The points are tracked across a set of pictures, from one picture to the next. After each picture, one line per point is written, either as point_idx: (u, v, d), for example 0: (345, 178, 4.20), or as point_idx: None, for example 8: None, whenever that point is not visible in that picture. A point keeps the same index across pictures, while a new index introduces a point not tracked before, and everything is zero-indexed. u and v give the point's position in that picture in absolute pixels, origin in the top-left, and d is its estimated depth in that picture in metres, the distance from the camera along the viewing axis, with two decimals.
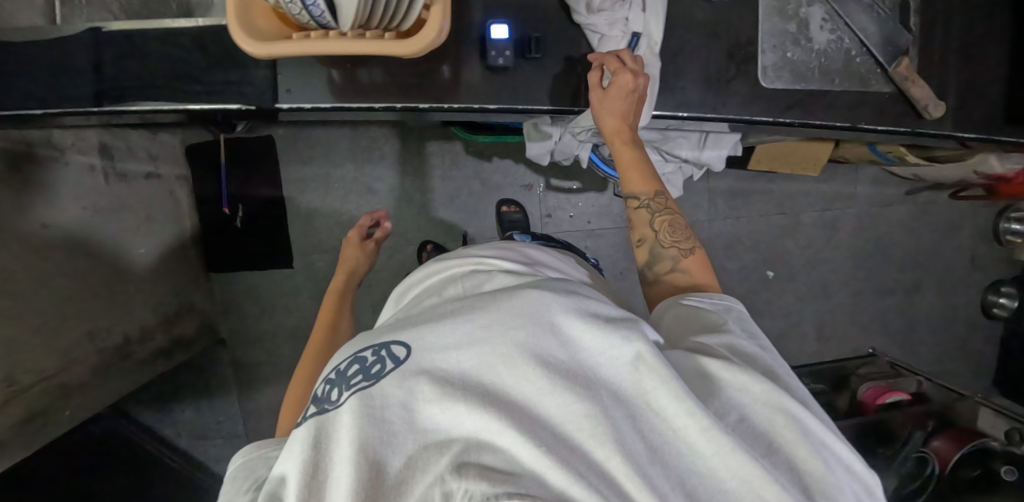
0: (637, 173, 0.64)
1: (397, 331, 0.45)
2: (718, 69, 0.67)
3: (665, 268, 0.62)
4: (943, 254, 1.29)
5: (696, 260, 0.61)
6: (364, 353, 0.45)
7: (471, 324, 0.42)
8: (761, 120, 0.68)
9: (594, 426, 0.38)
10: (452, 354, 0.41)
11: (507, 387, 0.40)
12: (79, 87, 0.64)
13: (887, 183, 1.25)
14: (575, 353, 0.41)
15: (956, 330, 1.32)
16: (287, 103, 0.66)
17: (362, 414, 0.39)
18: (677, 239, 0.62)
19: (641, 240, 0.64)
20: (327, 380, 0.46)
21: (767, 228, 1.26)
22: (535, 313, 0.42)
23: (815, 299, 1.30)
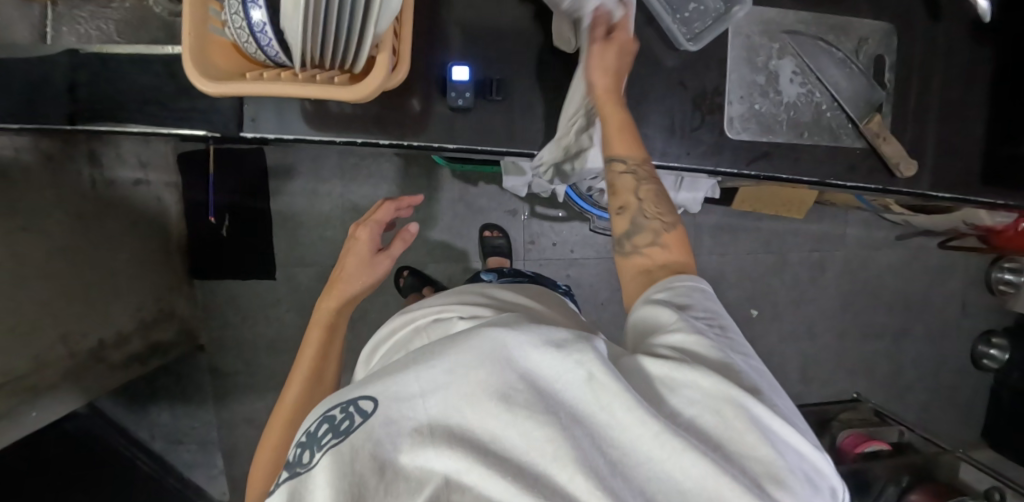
0: (620, 133, 0.58)
1: (363, 385, 0.40)
2: (683, 118, 0.66)
3: (644, 240, 0.54)
4: (934, 300, 1.26)
5: (678, 236, 0.53)
6: (332, 412, 0.41)
7: (433, 369, 0.38)
8: (724, 172, 0.67)
9: (557, 447, 0.34)
10: (417, 402, 0.37)
11: (474, 426, 0.36)
12: (49, 105, 0.64)
13: (877, 227, 1.23)
14: (535, 378, 0.38)
15: (944, 379, 1.29)
16: (251, 133, 0.65)
17: (332, 474, 0.34)
18: (662, 211, 0.55)
19: (621, 209, 0.55)
20: (299, 444, 0.42)
21: (752, 266, 1.24)
22: (490, 346, 0.38)
23: (799, 340, 1.27)
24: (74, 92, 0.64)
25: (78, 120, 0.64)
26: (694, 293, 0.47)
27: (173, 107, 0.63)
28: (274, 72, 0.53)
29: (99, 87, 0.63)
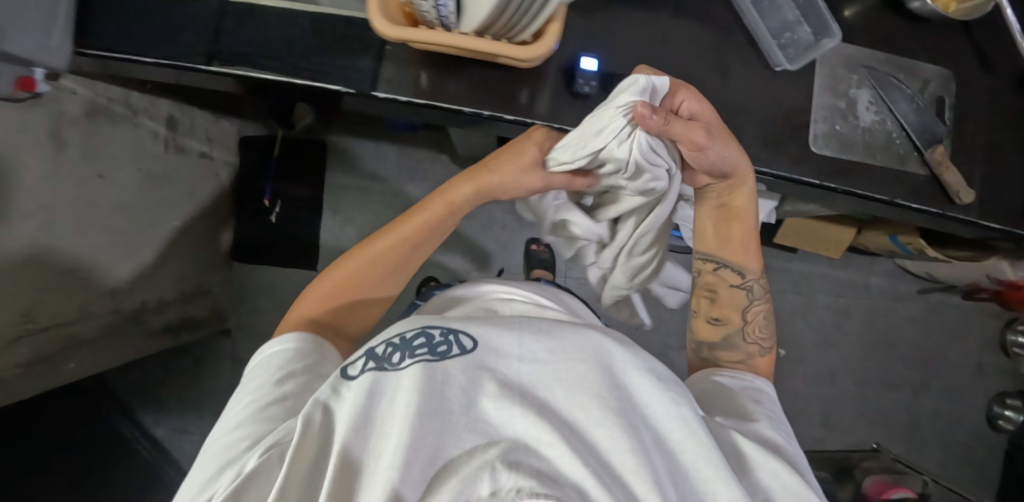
0: (732, 244, 0.70)
1: (469, 324, 0.48)
2: (776, 129, 0.72)
3: (735, 358, 0.67)
4: (951, 357, 1.31)
5: (767, 360, 0.68)
6: (432, 330, 0.48)
7: (540, 347, 0.46)
8: (811, 181, 0.71)
9: (636, 462, 0.39)
10: (518, 366, 0.45)
11: (566, 405, 0.42)
12: (193, 45, 0.67)
13: (900, 279, 1.30)
14: (630, 396, 0.45)
15: (961, 437, 1.31)
16: (384, 93, 0.67)
17: (428, 383, 0.41)
18: (760, 336, 0.68)
19: (723, 319, 0.69)
20: (389, 341, 0.47)
21: (782, 305, 1.29)
22: (598, 351, 0.46)
23: (823, 384, 1.30)
24: (217, 36, 0.68)
25: (215, 62, 0.67)
26: (755, 389, 0.61)
27: (309, 59, 0.67)
28: (432, 24, 0.57)
29: (243, 35, 0.67)
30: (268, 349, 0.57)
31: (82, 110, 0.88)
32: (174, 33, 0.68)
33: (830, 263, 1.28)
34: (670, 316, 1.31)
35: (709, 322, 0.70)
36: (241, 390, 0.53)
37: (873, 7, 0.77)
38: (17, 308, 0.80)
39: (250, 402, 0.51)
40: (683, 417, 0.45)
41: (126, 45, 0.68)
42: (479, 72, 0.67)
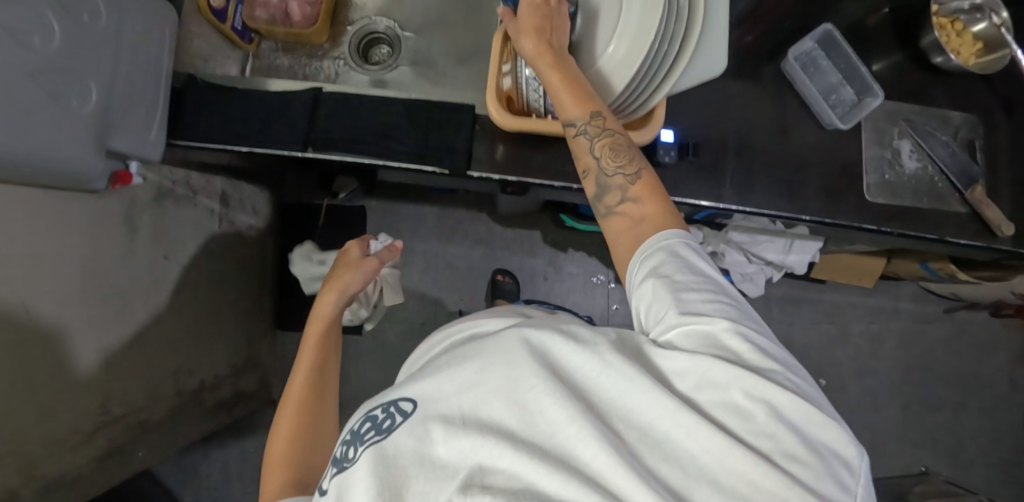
0: (573, 92, 0.54)
1: (404, 386, 0.46)
2: (832, 182, 0.78)
3: (615, 199, 0.52)
4: (983, 372, 1.35)
5: (648, 180, 0.52)
6: (375, 411, 0.46)
7: (462, 370, 0.43)
8: (870, 227, 0.77)
9: (578, 428, 0.38)
10: (449, 397, 0.42)
11: (499, 415, 0.40)
12: (291, 134, 0.71)
13: (925, 300, 1.36)
14: (552, 365, 0.42)
15: (1004, 453, 1.33)
16: (478, 172, 0.72)
17: (376, 463, 0.41)
18: (622, 165, 0.53)
19: (585, 172, 0.55)
20: (344, 440, 0.47)
21: (818, 337, 1.33)
22: (508, 346, 0.42)
23: (866, 411, 1.33)
24: (312, 124, 0.72)
25: (311, 147, 0.71)
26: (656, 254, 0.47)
27: (405, 143, 0.71)
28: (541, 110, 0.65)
29: (338, 121, 0.72)
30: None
31: (150, 195, 0.90)
32: (271, 124, 0.72)
33: (860, 291, 1.34)
34: None
35: (581, 183, 0.56)
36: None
37: (900, 64, 0.84)
38: (95, 398, 0.80)
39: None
40: (612, 367, 0.41)
41: (224, 137, 0.72)
42: (567, 148, 0.73)
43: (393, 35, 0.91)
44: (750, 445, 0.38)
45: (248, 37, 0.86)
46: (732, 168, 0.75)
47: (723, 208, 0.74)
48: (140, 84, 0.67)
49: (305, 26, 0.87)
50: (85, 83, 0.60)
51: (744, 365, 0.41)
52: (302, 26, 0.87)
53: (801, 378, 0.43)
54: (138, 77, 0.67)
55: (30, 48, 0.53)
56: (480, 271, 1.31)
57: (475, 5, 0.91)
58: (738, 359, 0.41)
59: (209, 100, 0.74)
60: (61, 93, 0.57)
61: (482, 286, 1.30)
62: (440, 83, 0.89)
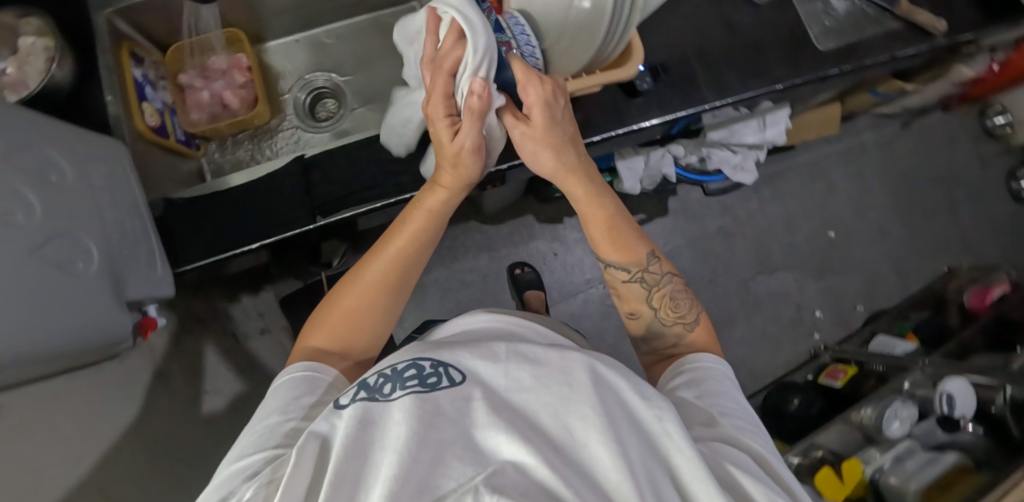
0: (609, 236, 0.64)
1: (460, 353, 0.45)
2: (787, 48, 0.82)
3: (668, 343, 0.63)
4: (958, 164, 1.44)
5: (704, 328, 0.63)
6: (422, 361, 0.46)
7: (523, 371, 0.43)
8: (833, 72, 0.83)
9: (621, 481, 0.37)
10: (504, 395, 0.42)
11: (553, 428, 0.40)
12: (297, 211, 0.69)
13: (883, 125, 1.43)
14: (617, 410, 0.42)
15: (1006, 223, 1.42)
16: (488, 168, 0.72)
17: (416, 417, 0.39)
18: (680, 315, 0.63)
19: (635, 313, 0.65)
20: (379, 372, 0.46)
21: (811, 198, 1.40)
22: (581, 377, 0.43)
23: (877, 242, 1.41)
24: (311, 193, 0.71)
25: (320, 214, 0.69)
26: (712, 382, 0.55)
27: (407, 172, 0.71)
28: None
29: (334, 180, 0.71)
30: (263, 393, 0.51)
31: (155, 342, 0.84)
32: (270, 210, 0.70)
33: (827, 143, 1.41)
34: (732, 255, 1.38)
35: (631, 320, 0.66)
36: (250, 426, 0.49)
37: None
38: None
39: (263, 432, 0.47)
40: (665, 435, 0.43)
41: (230, 242, 0.69)
42: None
43: (333, 85, 0.91)
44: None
45: (194, 143, 0.85)
46: (700, 72, 0.79)
47: (710, 106, 0.77)
48: (127, 225, 0.64)
49: (247, 111, 0.85)
50: (82, 243, 0.57)
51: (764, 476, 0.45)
52: (244, 112, 0.85)
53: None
54: (123, 219, 0.64)
55: (20, 228, 0.50)
56: (494, 274, 1.31)
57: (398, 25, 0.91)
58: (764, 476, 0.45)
59: (197, 214, 0.71)
60: (64, 262, 0.54)
61: (503, 287, 1.31)
62: None
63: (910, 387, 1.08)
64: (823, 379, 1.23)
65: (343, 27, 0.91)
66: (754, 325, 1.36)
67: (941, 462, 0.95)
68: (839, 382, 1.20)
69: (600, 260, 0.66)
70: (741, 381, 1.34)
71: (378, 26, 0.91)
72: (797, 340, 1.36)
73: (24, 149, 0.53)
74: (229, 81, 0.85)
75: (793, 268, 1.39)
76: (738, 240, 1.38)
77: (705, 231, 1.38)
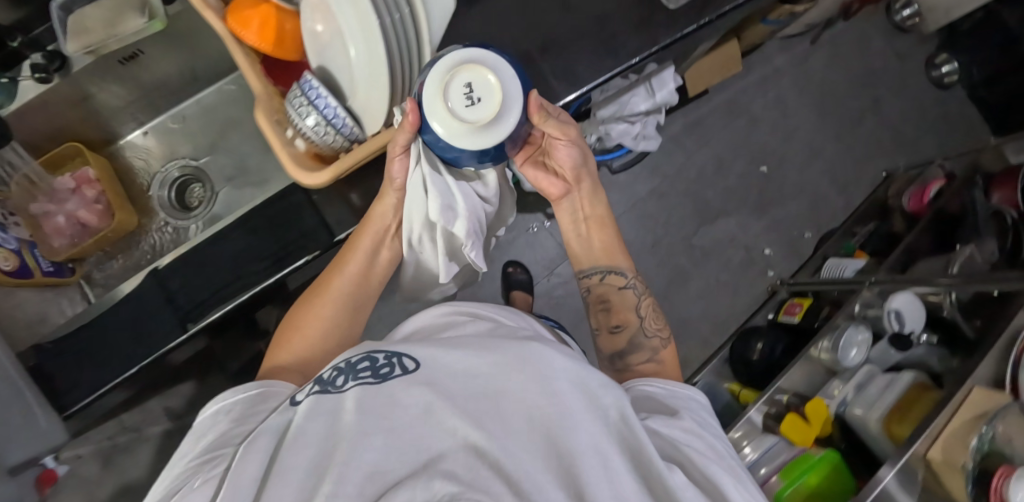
0: (592, 254, 0.71)
1: (412, 347, 0.48)
2: (637, 15, 0.77)
3: (642, 358, 0.66)
4: (875, 64, 1.39)
5: (671, 353, 0.67)
6: (375, 355, 0.48)
7: (478, 361, 0.46)
8: (690, 30, 0.78)
9: (567, 464, 0.39)
10: (455, 382, 0.44)
11: (501, 415, 0.42)
12: (165, 325, 0.66)
13: (792, 44, 1.38)
14: (572, 391, 0.45)
15: (934, 110, 1.39)
16: (344, 232, 0.68)
17: (360, 405, 0.41)
18: (657, 329, 0.68)
19: (623, 325, 0.69)
20: (333, 367, 0.48)
21: (735, 137, 1.37)
22: (531, 364, 0.46)
23: (812, 164, 1.38)
24: (176, 301, 0.67)
25: (190, 321, 0.66)
26: (682, 397, 0.57)
27: (265, 257, 0.67)
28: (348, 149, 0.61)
29: (196, 283, 0.67)
30: (203, 412, 0.50)
31: None
32: (140, 328, 0.67)
33: (739, 77, 1.36)
34: (670, 214, 1.35)
35: (613, 333, 0.69)
36: (193, 437, 0.48)
37: None
38: None
39: (207, 442, 0.47)
40: (613, 415, 0.46)
41: (109, 371, 0.66)
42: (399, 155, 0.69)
43: (192, 169, 0.87)
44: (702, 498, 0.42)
45: (67, 268, 0.81)
46: (550, 68, 0.75)
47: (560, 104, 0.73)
48: None
49: (109, 222, 0.81)
50: None
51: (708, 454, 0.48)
52: (105, 225, 0.81)
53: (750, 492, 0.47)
54: None
55: None
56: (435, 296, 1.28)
57: (243, 91, 0.87)
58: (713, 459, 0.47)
59: (69, 358, 0.68)
60: None
61: None
62: (265, 179, 0.86)
63: (862, 309, 1.06)
64: (783, 317, 1.21)
65: (187, 107, 0.87)
66: (707, 277, 1.34)
67: (899, 383, 0.94)
68: (797, 316, 1.18)
69: (590, 270, 0.71)
70: (706, 335, 1.32)
71: (224, 97, 0.87)
72: (754, 282, 1.34)
73: None
74: (81, 198, 0.81)
75: (733, 211, 1.36)
76: (672, 198, 1.35)
77: (637, 197, 1.34)
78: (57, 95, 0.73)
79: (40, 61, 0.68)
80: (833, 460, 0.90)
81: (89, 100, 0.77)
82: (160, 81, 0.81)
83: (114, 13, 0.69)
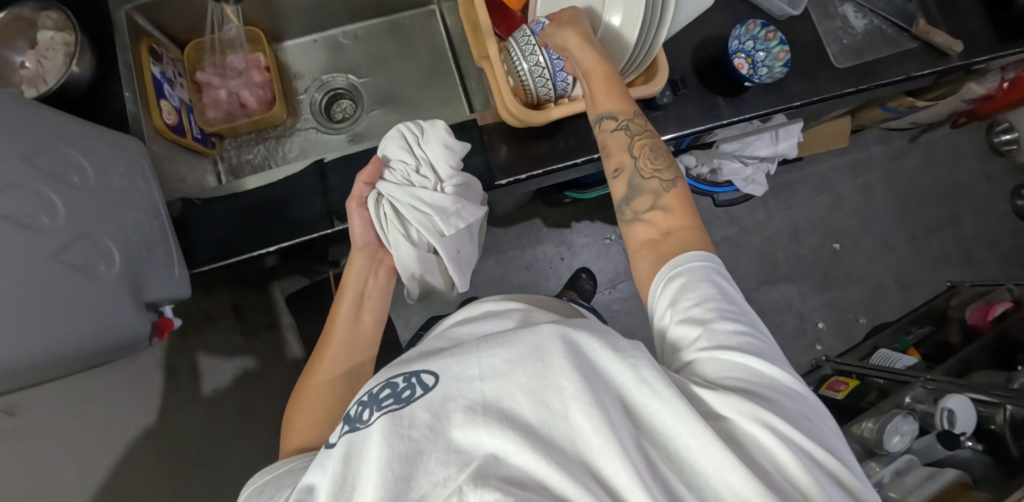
0: (604, 88, 0.62)
1: (428, 360, 0.44)
2: (803, 64, 0.83)
3: (646, 203, 0.59)
4: (963, 179, 1.45)
5: (676, 195, 0.58)
6: (396, 379, 0.45)
7: (493, 357, 0.42)
8: (848, 91, 0.83)
9: (603, 441, 0.37)
10: (475, 384, 0.41)
11: (524, 410, 0.39)
12: (315, 216, 0.72)
13: (891, 138, 1.44)
14: (593, 370, 0.41)
15: (1008, 238, 1.43)
16: (505, 179, 0.76)
17: (389, 433, 0.39)
18: (656, 169, 0.59)
19: (620, 168, 0.61)
20: (360, 401, 0.46)
21: (816, 209, 1.41)
22: (546, 346, 0.41)
23: (882, 256, 1.42)
24: (328, 198, 0.73)
25: (337, 218, 0.72)
26: (737, 302, 0.50)
27: None
28: (552, 98, 0.70)
29: (352, 185, 0.74)
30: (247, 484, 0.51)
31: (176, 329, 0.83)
32: (291, 212, 0.72)
33: (834, 156, 1.42)
34: (737, 264, 1.38)
35: (614, 179, 0.62)
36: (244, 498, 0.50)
37: None
38: None
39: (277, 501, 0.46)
40: (644, 388, 0.41)
41: (249, 242, 0.70)
42: (576, 129, 0.77)
43: (350, 86, 0.92)
44: (776, 478, 0.40)
45: (210, 141, 0.85)
46: (719, 85, 0.79)
47: (727, 121, 0.78)
48: (147, 225, 0.63)
49: (265, 111, 0.87)
50: (103, 245, 0.56)
51: (775, 401, 0.44)
52: (261, 110, 0.87)
53: (836, 431, 0.46)
54: (142, 219, 0.63)
55: (41, 230, 0.50)
56: (499, 276, 1.30)
57: (416, 27, 0.92)
58: (765, 397, 0.44)
59: (211, 217, 0.71)
60: (86, 266, 0.54)
61: (511, 292, 1.30)
62: (412, 113, 0.91)
63: (911, 402, 1.08)
64: (824, 391, 1.23)
65: (362, 28, 0.92)
66: None
67: (942, 477, 0.95)
68: (840, 393, 1.20)
69: (596, 118, 0.62)
70: None
71: (395, 28, 0.92)
72: (801, 351, 1.36)
73: (44, 148, 0.53)
74: (247, 79, 0.86)
75: (798, 278, 1.39)
76: (744, 250, 1.39)
77: (712, 239, 1.38)
78: None
79: None
80: None
81: None
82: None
83: None
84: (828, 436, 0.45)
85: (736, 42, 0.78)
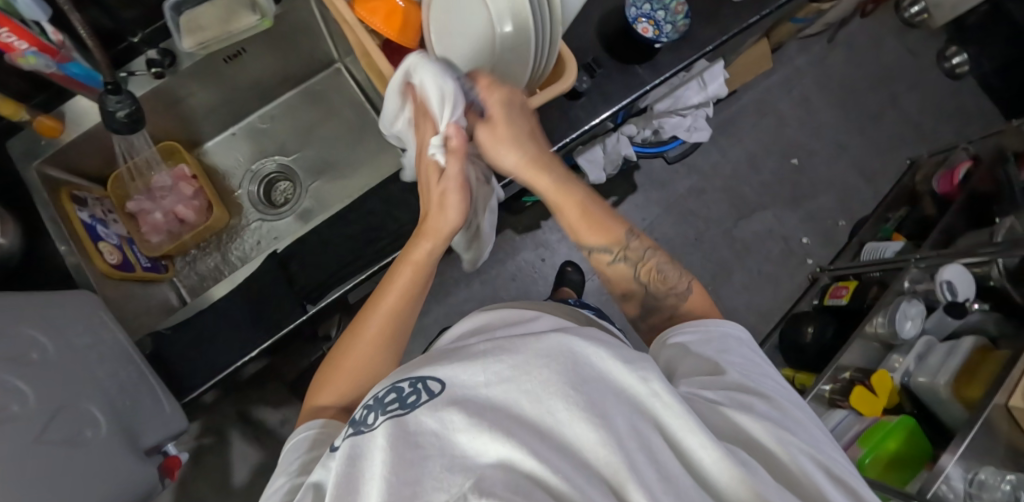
0: (585, 224, 0.63)
1: (436, 364, 0.41)
2: (704, 8, 0.84)
3: (665, 312, 0.62)
4: (889, 60, 1.48)
5: (700, 296, 0.61)
6: (399, 382, 0.41)
7: (500, 363, 0.39)
8: (755, 20, 0.84)
9: (610, 458, 0.35)
10: (483, 391, 0.38)
11: (534, 415, 0.36)
12: (285, 306, 0.71)
13: (811, 45, 1.47)
14: (598, 376, 0.39)
15: (947, 101, 1.47)
16: None
17: (394, 439, 0.36)
18: (672, 286, 0.62)
19: (628, 294, 0.65)
20: (365, 405, 0.42)
21: (764, 133, 1.43)
22: (558, 352, 0.39)
23: (839, 156, 1.45)
24: (293, 284, 0.72)
25: (310, 301, 0.71)
26: (744, 351, 0.52)
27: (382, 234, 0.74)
28: None
29: (314, 264, 0.73)
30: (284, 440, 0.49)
31: None
32: (262, 309, 0.71)
33: (765, 79, 1.44)
34: (708, 209, 1.40)
35: (625, 301, 0.66)
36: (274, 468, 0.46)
37: None
38: None
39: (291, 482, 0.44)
40: (653, 401, 0.40)
41: (230, 352, 0.69)
42: None
43: (283, 167, 0.91)
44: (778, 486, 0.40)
45: (162, 265, 0.84)
46: (631, 55, 0.80)
47: (653, 83, 0.80)
48: (125, 373, 0.61)
49: (205, 219, 0.85)
50: (84, 411, 0.55)
51: (769, 414, 0.45)
52: (201, 220, 0.85)
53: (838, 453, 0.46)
54: (117, 369, 0.61)
55: (14, 422, 0.48)
56: (488, 295, 1.30)
57: (326, 89, 0.91)
58: (767, 415, 0.45)
59: (185, 340, 0.70)
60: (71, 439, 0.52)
61: None
62: (352, 173, 0.91)
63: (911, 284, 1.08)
64: (829, 301, 1.23)
65: (274, 107, 0.91)
66: (749, 269, 1.38)
67: (961, 349, 0.95)
68: (843, 298, 1.20)
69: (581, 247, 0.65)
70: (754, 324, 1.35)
71: (307, 96, 0.91)
72: (794, 270, 1.38)
73: None
74: (179, 194, 0.85)
75: (768, 203, 1.41)
76: (711, 194, 1.40)
77: (677, 192, 1.39)
78: (162, 92, 0.76)
79: (154, 57, 0.72)
80: (910, 424, 0.90)
81: (179, 104, 0.80)
82: (251, 82, 0.84)
83: (228, 12, 0.71)
84: (824, 448, 0.45)
85: (634, 9, 0.78)
